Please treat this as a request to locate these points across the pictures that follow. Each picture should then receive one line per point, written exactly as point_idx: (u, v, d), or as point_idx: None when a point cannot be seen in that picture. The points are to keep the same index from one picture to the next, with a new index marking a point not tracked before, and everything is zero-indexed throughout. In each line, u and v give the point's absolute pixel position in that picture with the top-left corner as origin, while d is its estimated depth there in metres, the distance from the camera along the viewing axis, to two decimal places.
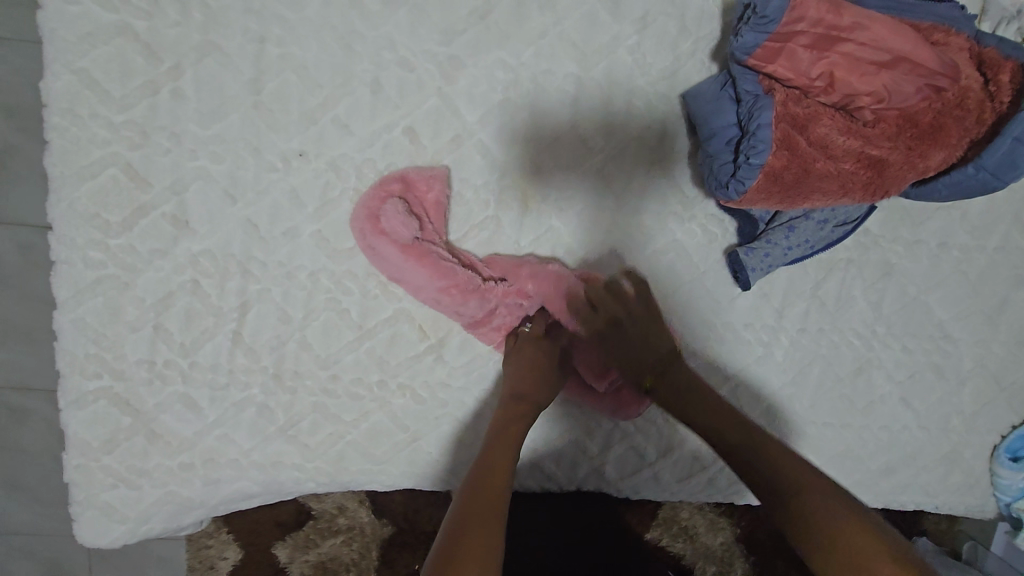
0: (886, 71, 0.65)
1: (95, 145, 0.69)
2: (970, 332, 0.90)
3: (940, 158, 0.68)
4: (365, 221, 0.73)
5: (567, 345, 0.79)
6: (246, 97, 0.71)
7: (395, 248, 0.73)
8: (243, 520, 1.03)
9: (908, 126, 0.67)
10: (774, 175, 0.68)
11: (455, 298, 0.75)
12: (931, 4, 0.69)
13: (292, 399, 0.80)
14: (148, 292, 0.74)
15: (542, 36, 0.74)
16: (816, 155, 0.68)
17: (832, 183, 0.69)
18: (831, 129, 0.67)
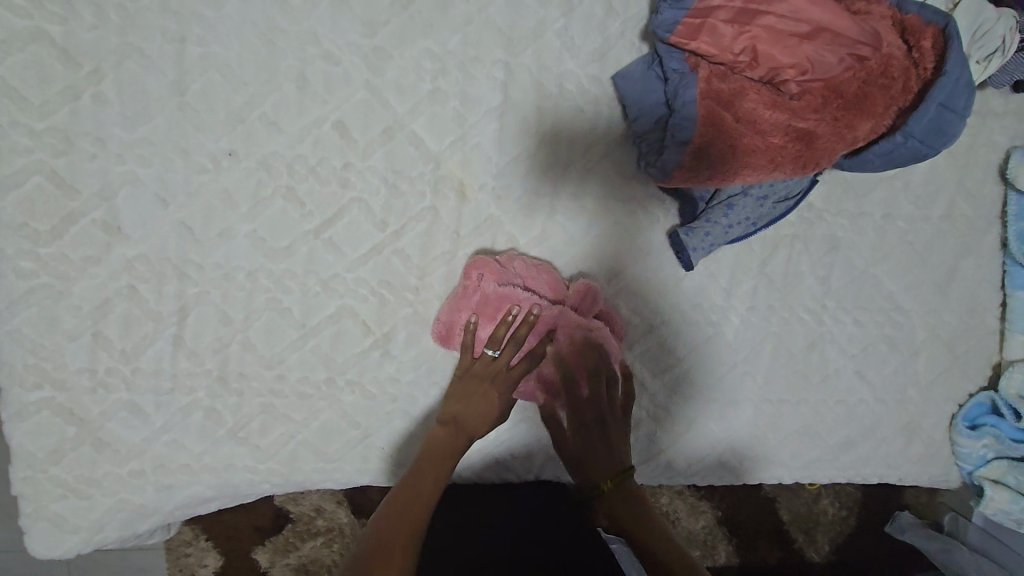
0: (808, 42, 0.65)
1: (18, 154, 0.69)
2: (921, 302, 0.90)
3: (869, 128, 0.67)
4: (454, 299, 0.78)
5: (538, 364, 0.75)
6: (170, 99, 0.71)
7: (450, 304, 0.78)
8: (221, 527, 1.04)
9: (834, 96, 0.66)
10: (700, 151, 0.68)
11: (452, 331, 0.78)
12: None
13: (239, 401, 0.79)
14: (84, 300, 0.73)
15: (467, 23, 0.74)
16: (744, 130, 0.67)
17: (763, 158, 0.68)
18: (757, 103, 0.67)
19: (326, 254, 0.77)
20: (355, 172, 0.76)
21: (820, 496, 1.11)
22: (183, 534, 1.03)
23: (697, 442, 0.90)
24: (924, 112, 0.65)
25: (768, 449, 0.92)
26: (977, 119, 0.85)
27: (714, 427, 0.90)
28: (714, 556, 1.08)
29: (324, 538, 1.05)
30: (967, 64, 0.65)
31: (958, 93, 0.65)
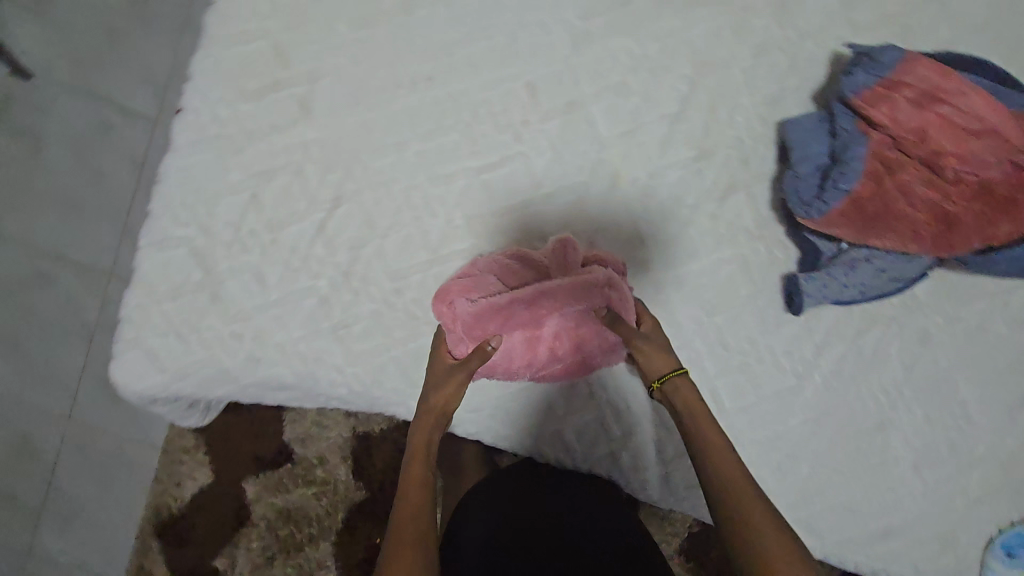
0: (976, 139, 0.72)
1: (255, 18, 0.76)
2: (988, 417, 0.94)
3: (1006, 231, 0.73)
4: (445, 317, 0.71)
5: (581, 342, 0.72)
6: (397, 16, 0.79)
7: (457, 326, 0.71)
8: (225, 446, 1.14)
9: (986, 194, 0.72)
10: (855, 202, 0.73)
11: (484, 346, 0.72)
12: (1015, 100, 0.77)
13: (352, 300, 0.83)
14: (255, 162, 0.79)
15: (669, 36, 0.81)
16: (899, 197, 0.73)
17: (906, 228, 0.73)
18: (916, 178, 0.73)
19: (479, 194, 0.82)
20: (529, 130, 0.82)
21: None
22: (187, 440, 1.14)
23: None
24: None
25: (810, 514, 0.93)
26: None
27: (767, 473, 0.92)
28: None
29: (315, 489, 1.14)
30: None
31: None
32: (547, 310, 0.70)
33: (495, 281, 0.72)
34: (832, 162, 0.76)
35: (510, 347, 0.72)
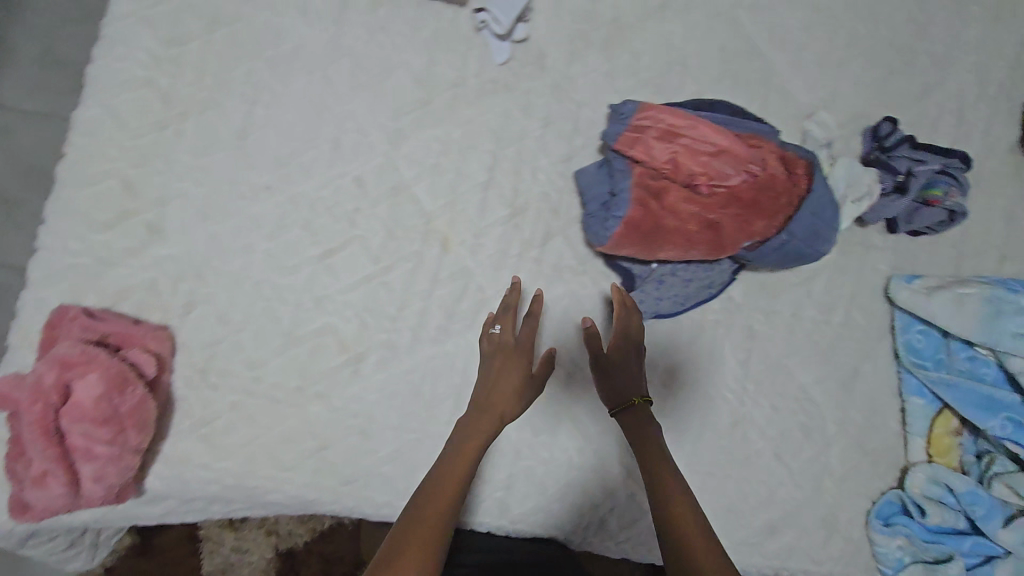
0: (714, 159, 0.87)
1: (103, 161, 0.87)
2: (829, 396, 1.04)
3: (764, 226, 0.87)
4: (57, 497, 0.74)
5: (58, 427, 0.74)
6: (232, 141, 0.91)
7: (54, 493, 0.74)
8: None
9: (734, 201, 0.87)
10: (629, 226, 0.87)
11: (104, 455, 0.75)
12: (751, 123, 0.93)
13: (213, 396, 0.88)
14: (111, 284, 0.86)
15: (469, 123, 0.97)
16: (663, 217, 0.87)
17: (677, 240, 0.87)
18: (679, 198, 0.87)
19: (324, 277, 0.92)
20: (362, 216, 0.93)
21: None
22: None
23: (629, 505, 0.97)
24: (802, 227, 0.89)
25: None
26: (862, 250, 1.07)
27: (645, 489, 0.98)
28: None
29: None
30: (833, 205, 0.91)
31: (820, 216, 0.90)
32: (33, 429, 0.73)
33: (11, 468, 0.74)
34: (611, 197, 0.90)
35: (95, 446, 0.74)
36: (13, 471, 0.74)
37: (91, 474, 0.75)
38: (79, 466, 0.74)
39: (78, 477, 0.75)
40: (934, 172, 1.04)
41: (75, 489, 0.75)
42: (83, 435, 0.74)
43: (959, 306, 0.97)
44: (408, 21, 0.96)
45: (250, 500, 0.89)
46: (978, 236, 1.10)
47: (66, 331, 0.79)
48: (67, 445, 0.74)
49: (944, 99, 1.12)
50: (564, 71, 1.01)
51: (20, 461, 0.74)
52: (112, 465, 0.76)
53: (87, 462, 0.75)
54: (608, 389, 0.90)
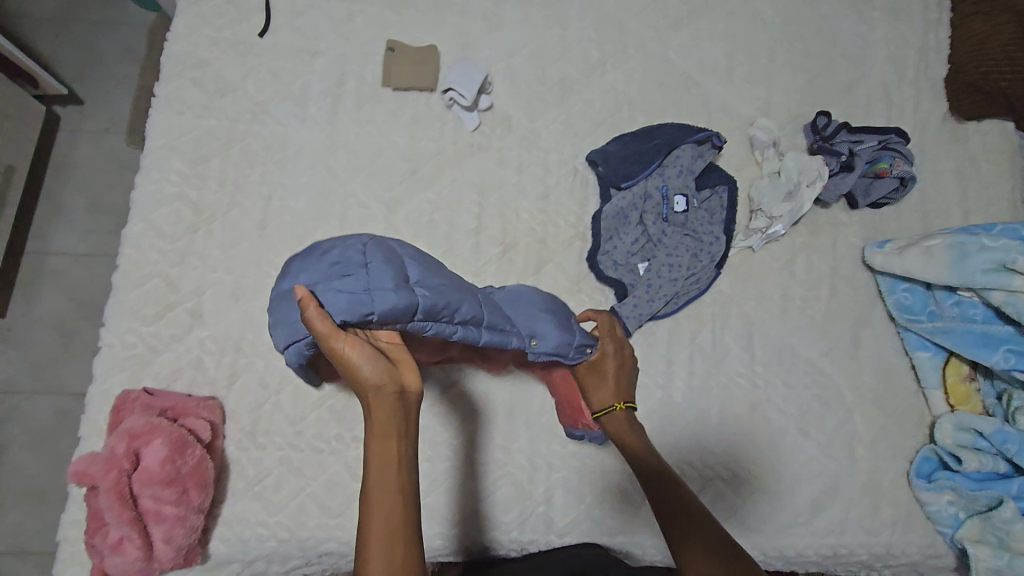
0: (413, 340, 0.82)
1: (148, 264, 1.00)
2: (838, 366, 1.07)
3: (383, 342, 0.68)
4: (136, 563, 0.81)
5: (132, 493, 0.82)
6: (255, 231, 1.06)
7: (134, 560, 0.81)
8: None
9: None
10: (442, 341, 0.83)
11: (173, 515, 0.83)
12: (664, 133, 1.11)
13: (261, 455, 0.95)
14: (162, 368, 0.97)
15: (454, 181, 1.11)
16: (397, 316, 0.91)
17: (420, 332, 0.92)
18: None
19: None
20: None
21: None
22: None
23: None
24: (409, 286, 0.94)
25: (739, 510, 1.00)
26: (833, 227, 1.15)
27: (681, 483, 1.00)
28: None
29: None
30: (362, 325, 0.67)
31: (386, 296, 0.67)
32: (109, 496, 0.80)
33: (94, 540, 0.82)
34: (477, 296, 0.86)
35: (161, 509, 0.82)
36: (94, 542, 0.82)
37: (168, 536, 0.82)
38: (155, 530, 0.82)
39: (155, 540, 0.82)
40: (875, 150, 1.16)
41: (148, 552, 0.82)
42: (155, 497, 0.82)
43: (930, 257, 1.03)
44: (389, 111, 1.14)
45: (307, 553, 0.94)
46: (936, 199, 1.18)
47: (129, 410, 0.89)
48: (137, 510, 0.82)
49: (870, 90, 1.25)
50: (528, 126, 1.16)
51: (100, 532, 0.82)
52: (183, 524, 0.83)
53: (159, 524, 0.82)
54: (591, 392, 0.93)
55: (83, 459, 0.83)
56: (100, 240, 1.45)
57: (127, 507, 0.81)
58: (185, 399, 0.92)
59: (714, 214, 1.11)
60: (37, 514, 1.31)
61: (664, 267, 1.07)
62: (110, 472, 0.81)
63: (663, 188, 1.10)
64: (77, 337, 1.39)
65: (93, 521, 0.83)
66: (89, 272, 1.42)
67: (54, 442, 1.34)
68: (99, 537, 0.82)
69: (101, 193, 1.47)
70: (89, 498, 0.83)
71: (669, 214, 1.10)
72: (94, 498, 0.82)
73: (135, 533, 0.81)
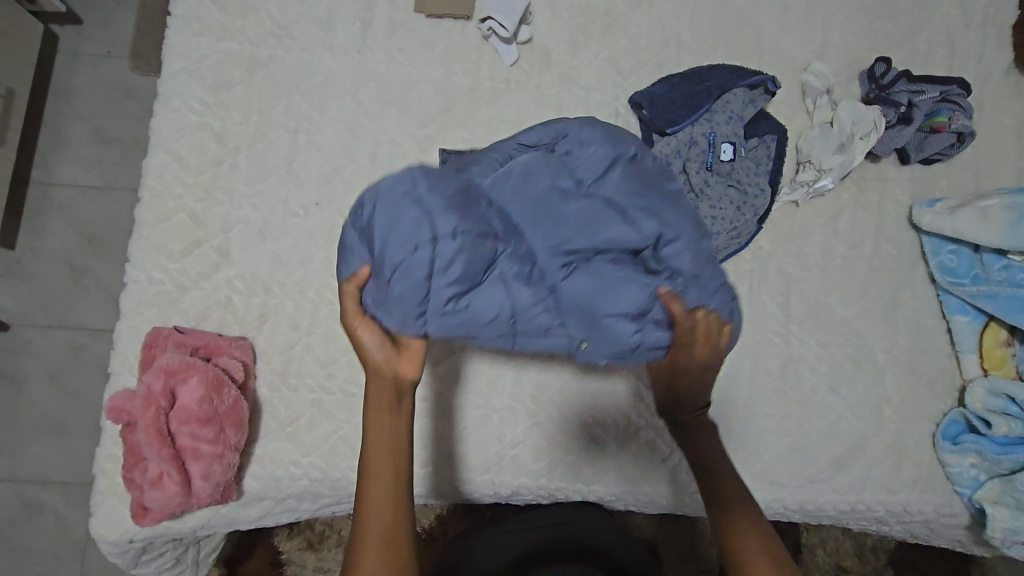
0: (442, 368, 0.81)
1: (173, 198, 0.97)
2: (874, 327, 1.06)
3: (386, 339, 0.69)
4: (176, 498, 0.82)
5: (169, 430, 0.82)
6: (282, 167, 1.01)
7: (173, 495, 0.81)
8: None
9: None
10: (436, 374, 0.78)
11: (211, 453, 0.83)
12: (713, 75, 1.05)
13: (293, 396, 0.95)
14: (192, 306, 0.95)
15: (489, 121, 1.06)
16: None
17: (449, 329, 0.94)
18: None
19: None
20: None
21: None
22: None
23: None
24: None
25: (763, 465, 1.01)
26: (881, 184, 1.10)
27: None
28: None
29: None
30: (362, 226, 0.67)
31: (404, 224, 0.62)
32: (149, 434, 0.79)
33: (134, 474, 0.83)
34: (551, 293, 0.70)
35: (199, 447, 0.82)
36: (133, 476, 0.83)
37: (206, 473, 0.83)
38: (194, 467, 0.82)
39: (194, 476, 0.83)
40: (935, 101, 1.09)
41: (188, 487, 0.82)
42: (194, 435, 0.82)
43: (984, 218, 1.00)
44: (422, 41, 1.07)
45: (339, 493, 0.95)
46: (990, 157, 1.13)
47: (163, 346, 0.87)
48: (176, 446, 0.82)
49: (934, 34, 1.17)
50: (569, 63, 1.09)
51: (139, 468, 0.82)
52: (221, 462, 0.83)
53: (197, 461, 0.82)
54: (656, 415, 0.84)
55: (121, 393, 0.82)
56: (109, 173, 1.40)
57: (165, 444, 0.80)
58: (220, 337, 0.91)
59: (761, 165, 1.06)
60: (61, 444, 1.33)
61: (706, 219, 1.03)
62: (147, 409, 0.80)
63: (710, 134, 1.04)
64: (90, 270, 1.37)
65: (130, 456, 0.83)
66: (98, 206, 1.38)
67: (73, 375, 1.35)
68: (138, 471, 0.82)
69: (107, 119, 1.40)
70: (125, 433, 0.83)
71: (715, 164, 1.05)
72: (131, 433, 0.82)
73: (175, 471, 0.81)
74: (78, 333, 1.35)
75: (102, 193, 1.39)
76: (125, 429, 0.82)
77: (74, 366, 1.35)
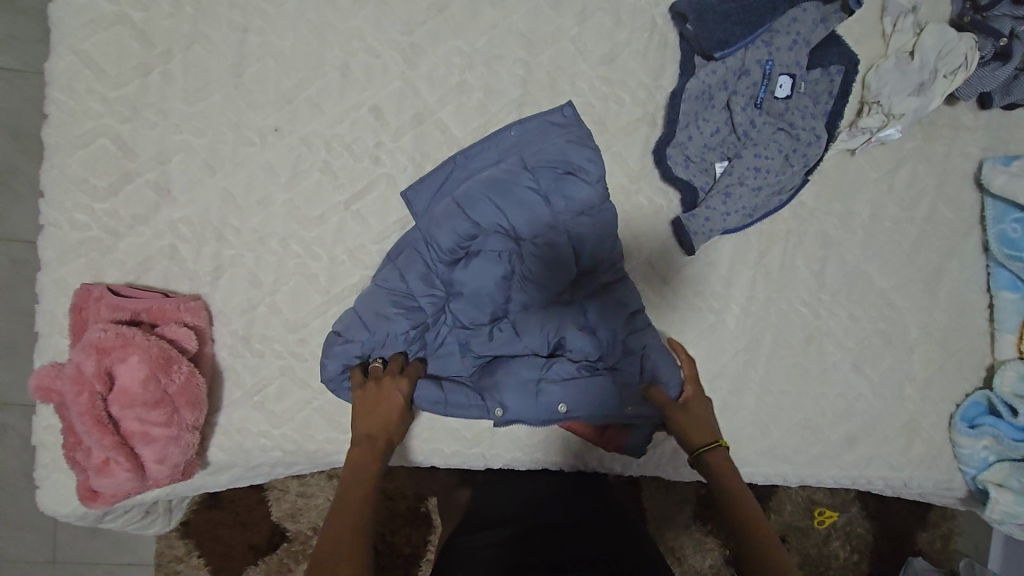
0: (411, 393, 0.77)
1: (90, 117, 0.76)
2: (912, 299, 0.95)
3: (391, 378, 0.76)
4: (130, 483, 0.72)
5: (110, 413, 0.70)
6: (229, 79, 0.80)
7: (126, 480, 0.72)
8: (215, 544, 1.09)
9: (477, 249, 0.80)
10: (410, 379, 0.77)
11: (164, 436, 0.72)
12: None
13: (259, 362, 0.83)
14: (128, 256, 0.79)
15: (493, 27, 0.83)
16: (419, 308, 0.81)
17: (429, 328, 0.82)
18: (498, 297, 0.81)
19: (354, 226, 0.83)
20: (386, 151, 0.83)
21: (830, 538, 1.23)
22: (177, 550, 1.09)
23: None
24: (470, 297, 0.81)
25: (772, 441, 0.95)
26: (951, 132, 0.93)
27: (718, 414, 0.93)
28: (710, 550, 1.19)
29: None
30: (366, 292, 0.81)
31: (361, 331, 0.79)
32: (84, 421, 0.67)
33: (75, 457, 0.72)
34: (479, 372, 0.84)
35: (150, 430, 0.71)
36: (75, 461, 0.72)
37: (161, 457, 0.72)
38: (145, 451, 0.72)
39: (147, 461, 0.72)
40: None
41: (141, 472, 0.72)
42: (140, 418, 0.70)
43: None
44: None
45: (316, 463, 0.87)
46: None
47: (94, 311, 0.73)
48: (121, 430, 0.70)
49: None
50: None
51: (81, 449, 0.71)
52: (178, 444, 0.73)
53: (149, 446, 0.72)
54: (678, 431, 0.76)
55: (46, 370, 0.69)
56: (24, 45, 0.94)
57: (107, 430, 0.69)
58: (166, 297, 0.77)
59: (819, 104, 0.87)
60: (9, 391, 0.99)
61: (748, 171, 0.86)
62: (78, 392, 0.67)
63: (767, 62, 0.85)
64: (13, 177, 0.96)
65: (68, 439, 0.71)
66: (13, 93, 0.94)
67: (8, 304, 0.97)
68: (79, 456, 0.72)
69: None
70: (59, 413, 0.71)
71: (766, 100, 0.86)
72: (65, 415, 0.70)
73: (122, 458, 0.70)
74: (9, 256, 0.97)
75: (15, 76, 0.94)
76: (58, 411, 0.71)
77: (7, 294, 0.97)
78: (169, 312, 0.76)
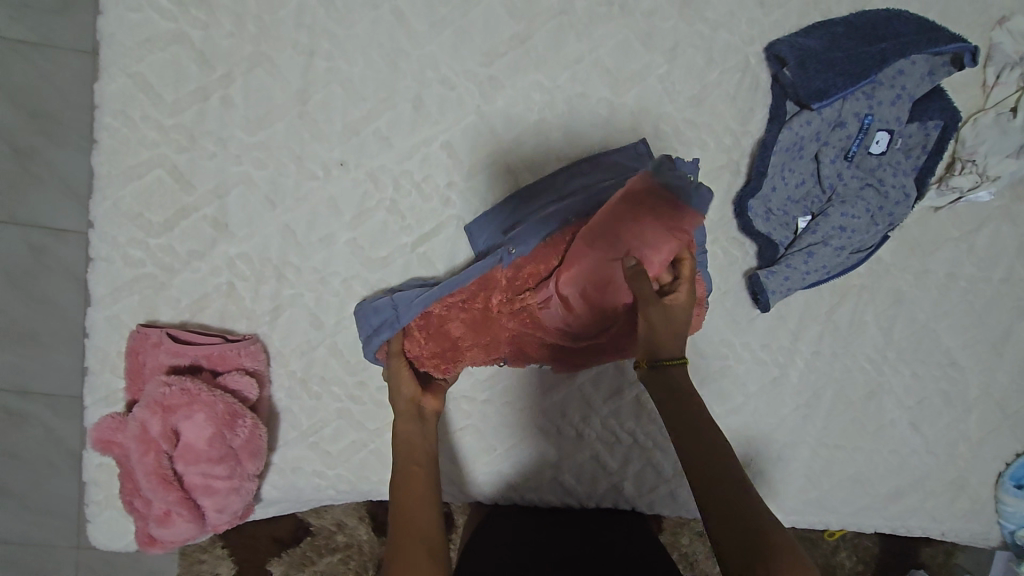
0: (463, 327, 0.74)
1: (145, 146, 0.71)
2: (977, 359, 0.93)
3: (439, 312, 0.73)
4: (191, 534, 0.70)
5: (172, 467, 0.68)
6: (293, 107, 0.73)
7: (187, 531, 0.70)
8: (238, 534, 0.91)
9: (535, 274, 0.72)
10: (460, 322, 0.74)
11: (226, 489, 0.70)
12: (895, 35, 0.78)
13: (317, 405, 0.80)
14: (182, 294, 0.74)
15: (578, 61, 0.77)
16: (464, 323, 0.74)
17: (478, 346, 0.76)
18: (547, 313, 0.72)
19: (420, 269, 0.79)
20: (456, 191, 0.78)
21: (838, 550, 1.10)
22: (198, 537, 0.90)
23: (756, 481, 0.92)
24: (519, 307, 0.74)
25: (821, 492, 0.94)
26: None
27: (771, 464, 0.93)
28: None
29: (342, 557, 0.93)
30: (396, 305, 0.74)
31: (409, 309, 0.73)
32: (150, 480, 0.67)
33: (134, 509, 0.70)
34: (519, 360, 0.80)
35: (210, 483, 0.69)
36: (135, 513, 0.70)
37: (221, 509, 0.70)
38: (206, 502, 0.70)
39: (207, 512, 0.70)
40: None
41: (202, 523, 0.70)
42: (202, 471, 0.68)
43: None
44: None
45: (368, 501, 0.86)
46: None
47: (153, 362, 0.71)
48: (183, 483, 0.69)
49: None
50: None
51: (141, 498, 0.69)
52: (239, 496, 0.71)
53: (211, 498, 0.70)
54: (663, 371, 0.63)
55: (109, 424, 0.68)
56: (47, 18, 0.73)
57: (170, 484, 0.67)
58: (225, 342, 0.74)
59: (911, 158, 0.83)
60: (33, 378, 0.80)
61: (834, 229, 0.82)
62: (145, 446, 0.67)
63: (866, 116, 0.80)
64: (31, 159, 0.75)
65: (126, 491, 0.70)
66: (23, 68, 0.73)
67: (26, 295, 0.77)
68: (138, 507, 0.70)
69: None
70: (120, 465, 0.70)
71: (858, 154, 0.82)
72: (126, 468, 0.69)
73: (183, 511, 0.68)
74: (23, 237, 0.76)
75: (36, 61, 0.73)
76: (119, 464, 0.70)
77: (24, 285, 0.77)
78: (228, 360, 0.74)
